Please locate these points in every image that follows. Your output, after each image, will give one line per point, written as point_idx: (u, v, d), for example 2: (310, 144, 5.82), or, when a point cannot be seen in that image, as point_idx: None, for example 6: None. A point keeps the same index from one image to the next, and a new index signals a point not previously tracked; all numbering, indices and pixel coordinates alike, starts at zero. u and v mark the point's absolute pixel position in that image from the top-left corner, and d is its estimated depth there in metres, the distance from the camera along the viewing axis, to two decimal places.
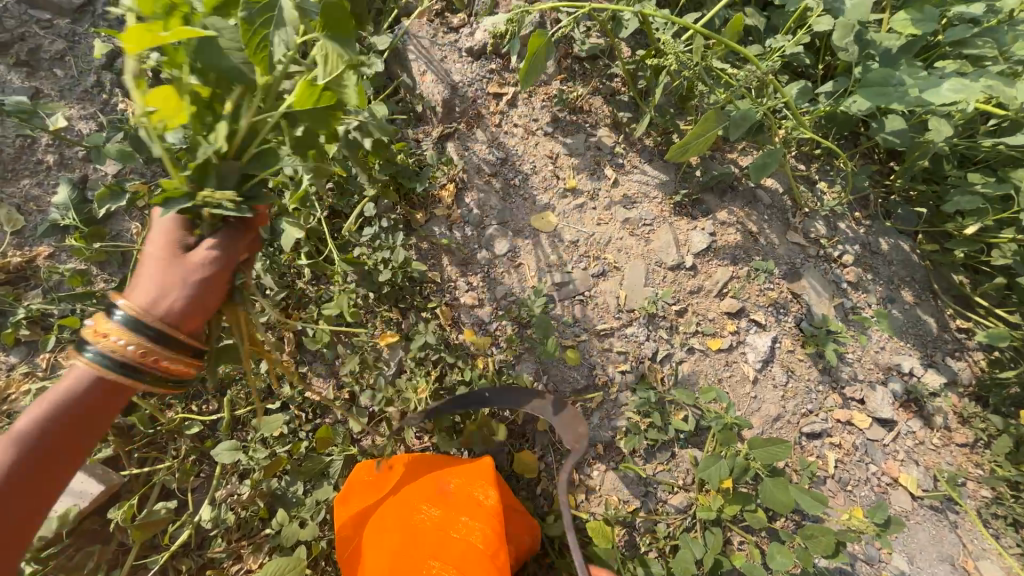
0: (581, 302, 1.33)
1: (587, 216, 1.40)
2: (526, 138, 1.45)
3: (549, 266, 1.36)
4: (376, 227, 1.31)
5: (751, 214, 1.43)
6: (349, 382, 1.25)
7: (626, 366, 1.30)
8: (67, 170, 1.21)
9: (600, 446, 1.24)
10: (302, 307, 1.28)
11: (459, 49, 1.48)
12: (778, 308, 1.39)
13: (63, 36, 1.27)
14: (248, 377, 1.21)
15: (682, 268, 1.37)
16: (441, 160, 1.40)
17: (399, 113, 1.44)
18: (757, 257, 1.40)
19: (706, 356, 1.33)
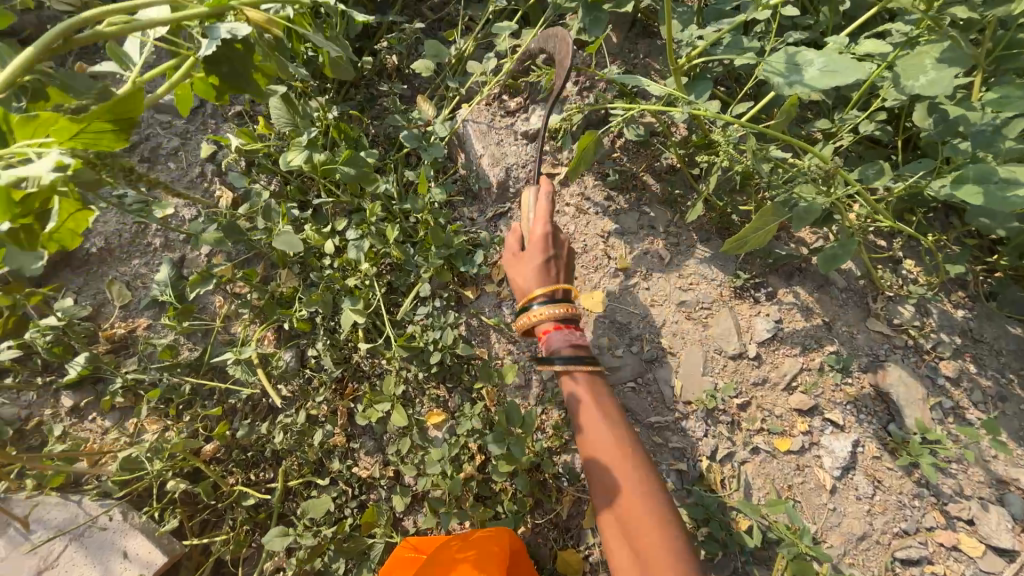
0: (632, 389, 1.27)
1: (639, 297, 1.36)
2: (578, 216, 1.46)
3: (600, 349, 1.32)
4: (429, 306, 1.35)
5: (823, 299, 1.32)
6: (394, 461, 1.26)
7: (682, 464, 1.21)
8: (169, 251, 1.37)
9: (642, 507, 0.96)
10: (356, 381, 1.34)
11: (514, 132, 1.55)
12: (859, 406, 1.24)
13: (178, 135, 1.48)
14: (302, 451, 1.26)
15: (744, 357, 1.28)
16: (494, 240, 1.44)
17: (457, 193, 1.52)
18: (832, 348, 1.28)
19: (773, 458, 1.21)
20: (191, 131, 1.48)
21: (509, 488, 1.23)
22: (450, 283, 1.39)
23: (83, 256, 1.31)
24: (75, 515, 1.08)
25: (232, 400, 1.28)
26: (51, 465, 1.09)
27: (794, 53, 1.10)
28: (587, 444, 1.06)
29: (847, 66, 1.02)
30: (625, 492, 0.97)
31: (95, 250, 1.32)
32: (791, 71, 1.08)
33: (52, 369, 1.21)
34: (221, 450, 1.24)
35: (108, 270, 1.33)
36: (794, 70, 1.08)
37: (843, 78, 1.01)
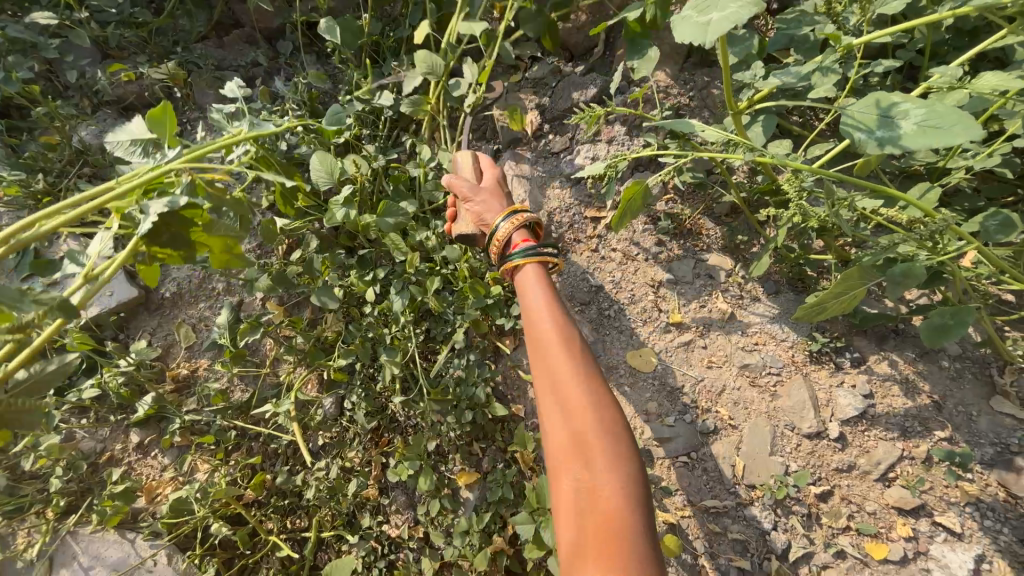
0: (685, 465, 1.12)
1: (694, 358, 1.21)
2: (625, 264, 1.35)
3: (647, 414, 1.19)
4: (464, 358, 1.30)
5: (929, 370, 1.09)
6: (423, 522, 1.21)
7: (744, 562, 1.03)
8: (230, 295, 1.46)
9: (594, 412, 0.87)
10: (390, 432, 1.32)
11: (559, 175, 1.49)
12: (985, 511, 0.98)
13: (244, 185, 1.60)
14: (334, 503, 1.25)
15: (824, 437, 1.08)
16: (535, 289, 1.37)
17: None
18: (943, 432, 1.04)
19: (864, 567, 0.99)
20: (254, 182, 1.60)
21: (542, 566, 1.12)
22: (488, 333, 1.34)
23: (158, 300, 1.43)
24: (130, 554, 1.16)
25: (275, 445, 1.32)
26: (113, 503, 1.17)
27: (885, 101, 0.85)
28: (546, 400, 0.93)
29: (953, 119, 0.75)
30: (572, 458, 0.85)
31: (167, 295, 1.44)
32: (885, 123, 0.83)
33: (124, 407, 1.31)
34: (262, 494, 1.27)
35: (177, 313, 1.44)
36: (884, 123, 0.83)
37: (948, 136, 0.74)
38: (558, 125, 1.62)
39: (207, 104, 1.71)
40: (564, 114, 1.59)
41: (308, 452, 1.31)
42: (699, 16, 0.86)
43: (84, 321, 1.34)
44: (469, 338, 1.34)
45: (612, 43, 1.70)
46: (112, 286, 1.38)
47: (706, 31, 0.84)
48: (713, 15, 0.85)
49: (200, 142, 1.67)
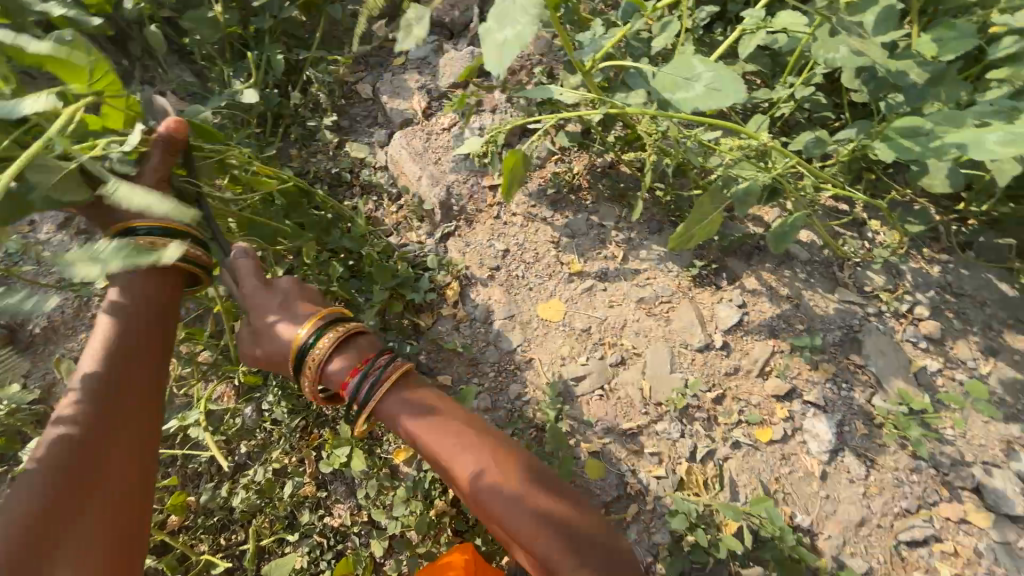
0: (600, 397, 1.22)
1: (597, 300, 1.31)
2: (526, 226, 1.42)
3: (562, 359, 1.27)
4: (383, 339, 1.32)
5: (786, 276, 1.26)
6: (364, 506, 1.22)
7: (660, 470, 1.15)
8: None
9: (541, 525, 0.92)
10: (318, 426, 1.30)
11: (453, 148, 1.52)
12: (839, 383, 1.17)
13: None
14: (268, 508, 1.22)
15: (712, 348, 1.22)
16: (444, 262, 1.41)
17: (403, 219, 1.50)
18: (802, 325, 1.22)
19: (756, 451, 1.15)
20: None
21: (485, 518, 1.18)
22: (403, 311, 1.36)
23: (28, 338, 1.30)
24: None
25: (194, 465, 1.26)
26: None
27: (687, 64, 0.96)
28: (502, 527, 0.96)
29: (731, 82, 0.89)
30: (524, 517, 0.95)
31: (38, 330, 1.30)
32: (674, 87, 0.94)
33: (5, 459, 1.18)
34: (188, 518, 1.21)
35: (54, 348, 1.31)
36: (680, 85, 0.93)
37: (723, 99, 0.89)
38: (446, 101, 1.64)
39: None
40: (450, 91, 1.62)
41: (232, 464, 1.26)
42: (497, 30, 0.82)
43: None
44: (386, 320, 1.35)
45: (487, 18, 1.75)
46: None
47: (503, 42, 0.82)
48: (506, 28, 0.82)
49: None
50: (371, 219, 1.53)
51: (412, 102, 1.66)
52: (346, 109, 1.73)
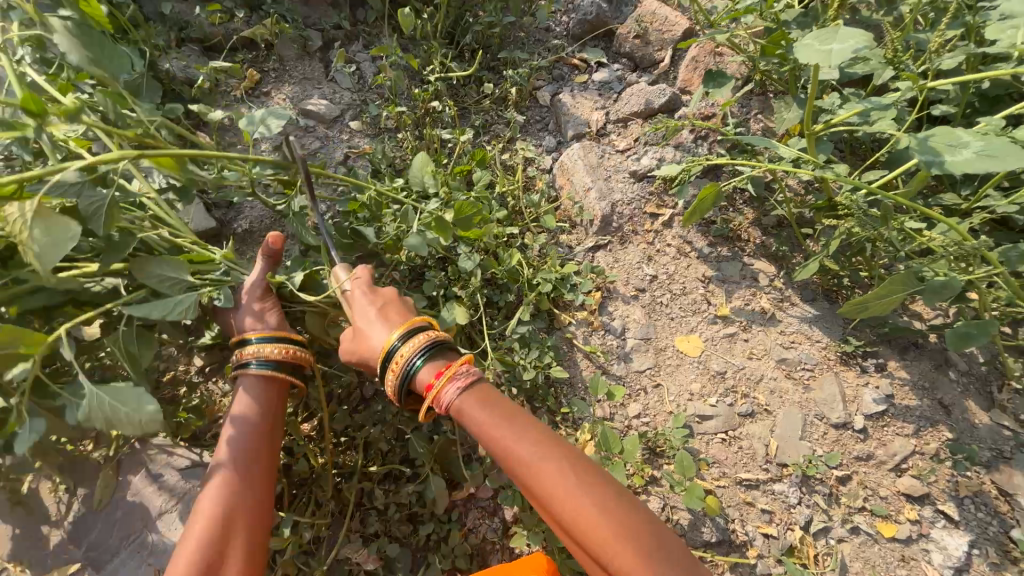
0: (722, 441, 1.24)
1: (736, 348, 1.34)
2: (678, 259, 1.48)
3: (690, 394, 1.31)
4: (526, 325, 1.39)
5: (940, 380, 1.25)
6: (474, 468, 1.30)
7: (771, 529, 1.15)
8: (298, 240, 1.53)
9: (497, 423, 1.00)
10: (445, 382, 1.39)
11: (624, 171, 1.61)
12: (978, 504, 1.14)
13: (320, 139, 1.69)
14: (389, 444, 1.32)
15: (849, 427, 1.22)
16: (594, 270, 1.47)
17: (562, 221, 1.59)
18: (949, 433, 1.19)
19: (874, 543, 1.12)
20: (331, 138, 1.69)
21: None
22: (548, 306, 1.44)
23: (229, 233, 1.55)
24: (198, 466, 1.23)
25: (333, 385, 1.38)
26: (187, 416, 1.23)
27: (951, 135, 1.03)
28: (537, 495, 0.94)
29: (1009, 152, 0.96)
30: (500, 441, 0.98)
31: (239, 231, 1.55)
32: (941, 150, 1.02)
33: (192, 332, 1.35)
34: (318, 430, 1.34)
35: (247, 249, 1.54)
36: (949, 150, 1.01)
37: (1005, 164, 0.95)
38: (622, 125, 1.75)
39: (287, 58, 1.77)
40: (629, 118, 1.73)
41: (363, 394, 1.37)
42: (821, 45, 1.05)
43: None
44: (533, 310, 1.43)
45: (676, 61, 1.85)
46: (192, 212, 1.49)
47: (829, 57, 1.02)
48: (833, 45, 1.03)
49: (279, 92, 1.72)
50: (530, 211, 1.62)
51: (588, 120, 1.78)
52: (524, 111, 1.87)
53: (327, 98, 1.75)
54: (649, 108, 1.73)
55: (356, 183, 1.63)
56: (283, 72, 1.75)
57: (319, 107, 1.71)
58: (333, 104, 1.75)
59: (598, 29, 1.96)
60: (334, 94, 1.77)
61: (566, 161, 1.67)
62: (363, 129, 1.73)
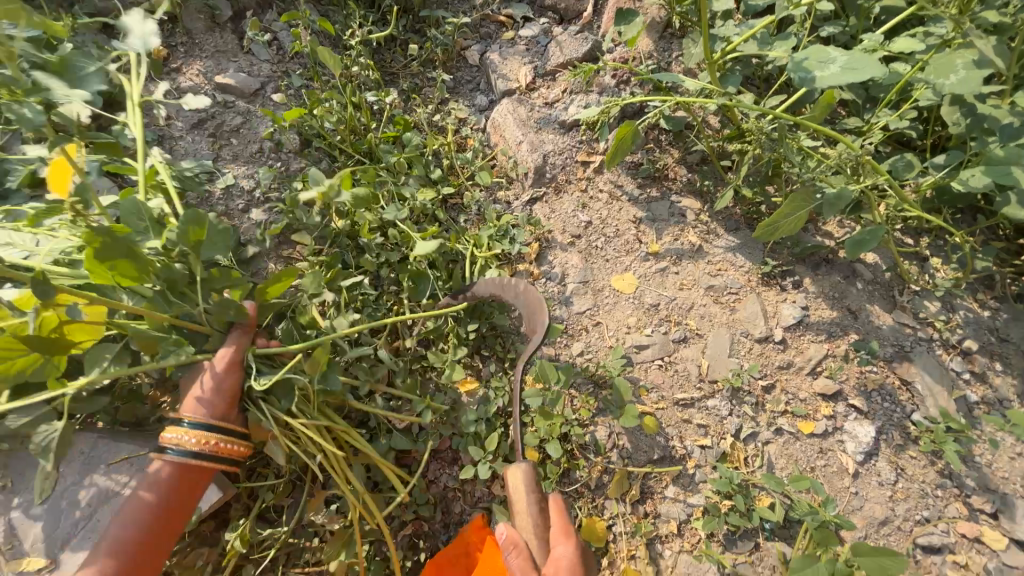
0: (659, 367, 1.32)
1: (668, 281, 1.42)
2: (611, 203, 1.52)
3: (628, 328, 1.38)
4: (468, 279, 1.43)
5: (849, 290, 1.36)
6: (429, 419, 1.35)
7: (706, 441, 1.25)
8: (230, 219, 1.49)
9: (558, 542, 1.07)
10: (396, 343, 1.43)
11: (553, 123, 1.63)
12: (883, 395, 1.26)
13: (241, 113, 1.62)
14: (344, 409, 1.35)
15: (770, 340, 1.32)
16: (531, 221, 1.50)
17: (497, 178, 1.61)
18: (857, 335, 1.31)
19: (796, 440, 1.24)
20: (252, 111, 1.63)
21: (541, 456, 1.26)
22: (489, 259, 1.46)
23: None
24: (143, 449, 1.21)
25: None
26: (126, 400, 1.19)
27: (822, 53, 1.19)
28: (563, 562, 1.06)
29: (867, 63, 1.11)
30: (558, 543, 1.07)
31: None
32: (812, 68, 1.17)
33: None
34: None
35: None
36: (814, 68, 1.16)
37: (861, 74, 1.10)
38: (551, 78, 1.76)
39: (195, 30, 1.68)
40: (556, 70, 1.74)
41: None
42: None
43: None
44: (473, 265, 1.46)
45: (600, 10, 1.86)
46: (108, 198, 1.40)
47: None
48: None
49: (190, 67, 1.63)
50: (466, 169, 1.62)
51: (517, 75, 1.78)
52: (453, 71, 1.84)
53: (244, 70, 1.68)
54: (575, 58, 1.74)
55: (284, 156, 1.59)
56: (193, 46, 1.66)
57: (235, 80, 1.64)
58: (250, 76, 1.67)
59: None
60: (251, 66, 1.69)
61: (498, 118, 1.67)
62: (285, 100, 1.67)
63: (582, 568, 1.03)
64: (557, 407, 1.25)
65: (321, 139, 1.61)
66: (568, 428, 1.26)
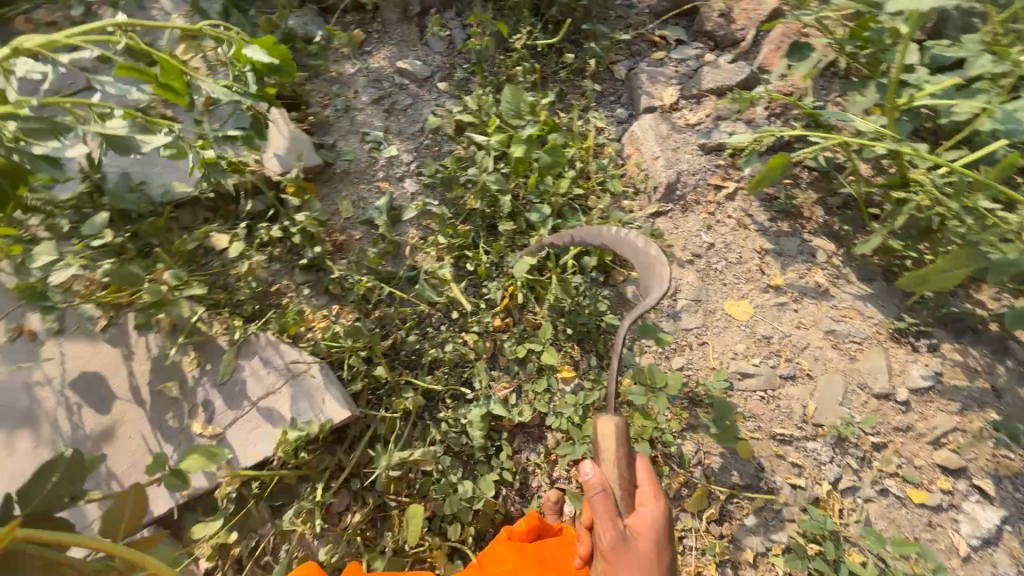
0: (761, 398, 1.32)
1: (786, 317, 1.41)
2: (738, 229, 1.54)
3: (735, 353, 1.39)
4: (585, 276, 1.52)
5: (995, 366, 1.27)
6: (526, 396, 1.43)
7: (800, 481, 1.23)
8: (387, 184, 1.70)
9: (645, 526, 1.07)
10: (507, 318, 1.51)
11: (692, 143, 1.68)
12: (1015, 484, 1.18)
13: (411, 96, 1.85)
14: (452, 368, 1.47)
15: (891, 398, 1.27)
16: (655, 233, 1.55)
17: (626, 188, 1.67)
18: (995, 414, 1.23)
19: (902, 506, 1.18)
20: (422, 96, 1.86)
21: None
22: (608, 260, 1.52)
23: (332, 173, 1.68)
24: (297, 358, 1.36)
25: (405, 310, 1.51)
26: (290, 316, 1.39)
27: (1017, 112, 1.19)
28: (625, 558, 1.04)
29: None
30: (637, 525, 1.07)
31: (339, 171, 1.68)
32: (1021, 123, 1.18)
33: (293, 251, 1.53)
34: (393, 348, 1.47)
35: (340, 186, 1.67)
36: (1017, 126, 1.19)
37: None
38: (695, 101, 1.81)
39: (390, 21, 1.95)
40: (705, 94, 1.79)
41: (431, 322, 1.51)
42: None
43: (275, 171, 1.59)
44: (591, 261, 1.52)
45: (758, 42, 1.87)
46: (301, 148, 1.64)
47: None
48: None
49: (380, 52, 1.90)
50: (598, 172, 1.69)
51: (662, 94, 1.85)
52: (600, 82, 1.95)
53: (421, 60, 1.92)
54: (727, 84, 1.78)
55: (440, 138, 1.79)
56: (385, 34, 1.93)
57: (412, 67, 1.88)
58: (426, 66, 1.91)
59: (681, 7, 2.00)
60: (427, 57, 1.93)
61: (637, 133, 1.75)
62: (450, 90, 1.88)
63: (662, 531, 1.08)
64: (648, 414, 1.29)
65: (473, 126, 1.77)
66: (659, 434, 1.30)
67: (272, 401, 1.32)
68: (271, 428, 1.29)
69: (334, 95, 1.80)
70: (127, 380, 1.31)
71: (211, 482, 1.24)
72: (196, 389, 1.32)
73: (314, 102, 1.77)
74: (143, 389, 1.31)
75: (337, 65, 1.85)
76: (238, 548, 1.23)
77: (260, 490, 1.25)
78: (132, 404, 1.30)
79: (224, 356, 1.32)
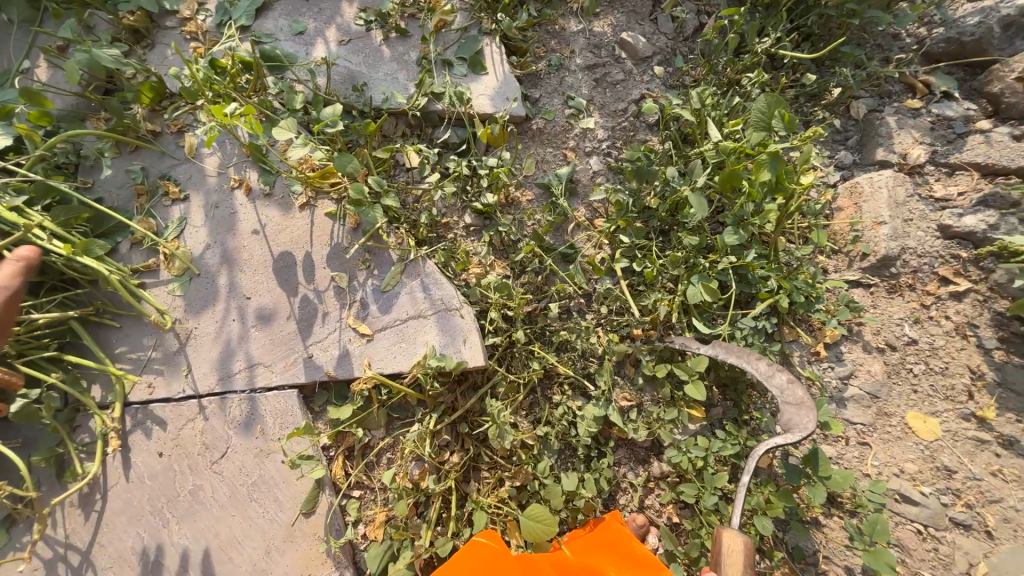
0: (916, 533, 1.22)
1: (979, 458, 1.23)
2: (953, 337, 1.33)
3: (900, 469, 1.27)
4: (758, 323, 1.39)
5: None
6: (648, 418, 1.37)
7: None
8: (575, 155, 1.63)
9: None
10: (654, 332, 1.43)
11: (931, 220, 1.43)
12: None
13: (625, 71, 1.73)
14: (583, 360, 1.42)
15: None
16: (851, 307, 1.38)
17: (829, 245, 1.48)
18: None
19: None
20: (635, 74, 1.73)
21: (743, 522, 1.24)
22: (786, 316, 1.40)
23: (528, 129, 1.65)
24: (451, 295, 1.40)
25: (550, 286, 1.48)
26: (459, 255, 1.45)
27: None
28: None
29: None
30: None
31: (535, 128, 1.65)
32: None
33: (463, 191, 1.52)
34: (532, 317, 1.45)
35: (531, 144, 1.64)
36: None
37: None
38: (946, 171, 1.53)
39: None
40: (961, 169, 1.49)
41: (577, 308, 1.48)
42: None
43: (480, 109, 1.59)
44: (766, 312, 1.41)
45: None
46: (507, 92, 1.62)
47: None
48: None
49: (608, 17, 1.79)
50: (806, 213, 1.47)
51: (907, 152, 1.57)
52: (834, 115, 1.69)
53: (646, 36, 1.78)
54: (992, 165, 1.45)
55: (642, 125, 1.68)
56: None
57: (636, 41, 1.74)
58: (649, 43, 1.77)
59: (971, 55, 1.62)
60: (652, 35, 1.78)
61: (864, 186, 1.50)
62: (666, 77, 1.74)
63: None
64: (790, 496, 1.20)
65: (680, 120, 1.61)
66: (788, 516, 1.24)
67: (421, 324, 1.38)
68: (413, 349, 1.36)
69: (551, 50, 1.74)
70: (304, 257, 1.42)
71: (354, 373, 1.34)
72: (357, 286, 1.41)
73: (530, 51, 1.72)
74: (314, 270, 1.42)
75: (563, 18, 1.77)
76: (353, 439, 1.33)
77: (386, 397, 1.34)
78: (303, 279, 1.41)
79: (392, 269, 1.41)
